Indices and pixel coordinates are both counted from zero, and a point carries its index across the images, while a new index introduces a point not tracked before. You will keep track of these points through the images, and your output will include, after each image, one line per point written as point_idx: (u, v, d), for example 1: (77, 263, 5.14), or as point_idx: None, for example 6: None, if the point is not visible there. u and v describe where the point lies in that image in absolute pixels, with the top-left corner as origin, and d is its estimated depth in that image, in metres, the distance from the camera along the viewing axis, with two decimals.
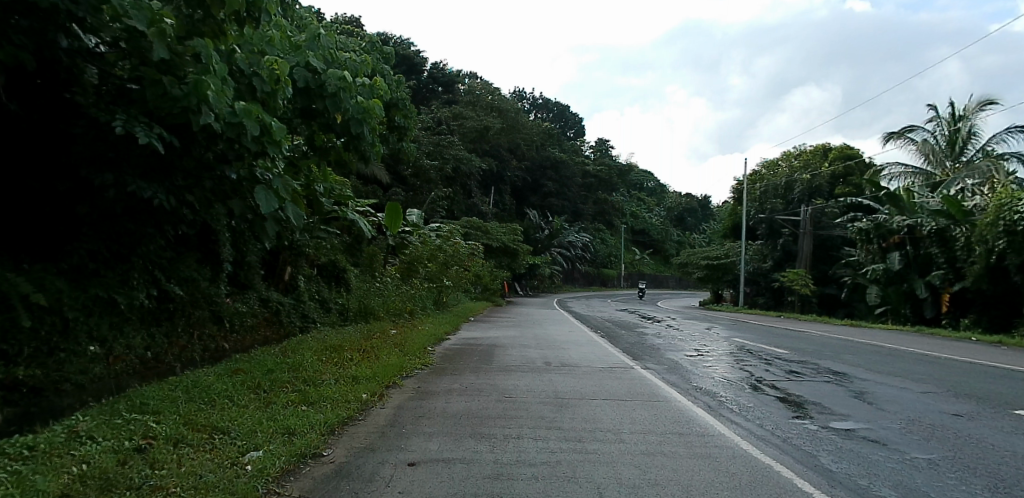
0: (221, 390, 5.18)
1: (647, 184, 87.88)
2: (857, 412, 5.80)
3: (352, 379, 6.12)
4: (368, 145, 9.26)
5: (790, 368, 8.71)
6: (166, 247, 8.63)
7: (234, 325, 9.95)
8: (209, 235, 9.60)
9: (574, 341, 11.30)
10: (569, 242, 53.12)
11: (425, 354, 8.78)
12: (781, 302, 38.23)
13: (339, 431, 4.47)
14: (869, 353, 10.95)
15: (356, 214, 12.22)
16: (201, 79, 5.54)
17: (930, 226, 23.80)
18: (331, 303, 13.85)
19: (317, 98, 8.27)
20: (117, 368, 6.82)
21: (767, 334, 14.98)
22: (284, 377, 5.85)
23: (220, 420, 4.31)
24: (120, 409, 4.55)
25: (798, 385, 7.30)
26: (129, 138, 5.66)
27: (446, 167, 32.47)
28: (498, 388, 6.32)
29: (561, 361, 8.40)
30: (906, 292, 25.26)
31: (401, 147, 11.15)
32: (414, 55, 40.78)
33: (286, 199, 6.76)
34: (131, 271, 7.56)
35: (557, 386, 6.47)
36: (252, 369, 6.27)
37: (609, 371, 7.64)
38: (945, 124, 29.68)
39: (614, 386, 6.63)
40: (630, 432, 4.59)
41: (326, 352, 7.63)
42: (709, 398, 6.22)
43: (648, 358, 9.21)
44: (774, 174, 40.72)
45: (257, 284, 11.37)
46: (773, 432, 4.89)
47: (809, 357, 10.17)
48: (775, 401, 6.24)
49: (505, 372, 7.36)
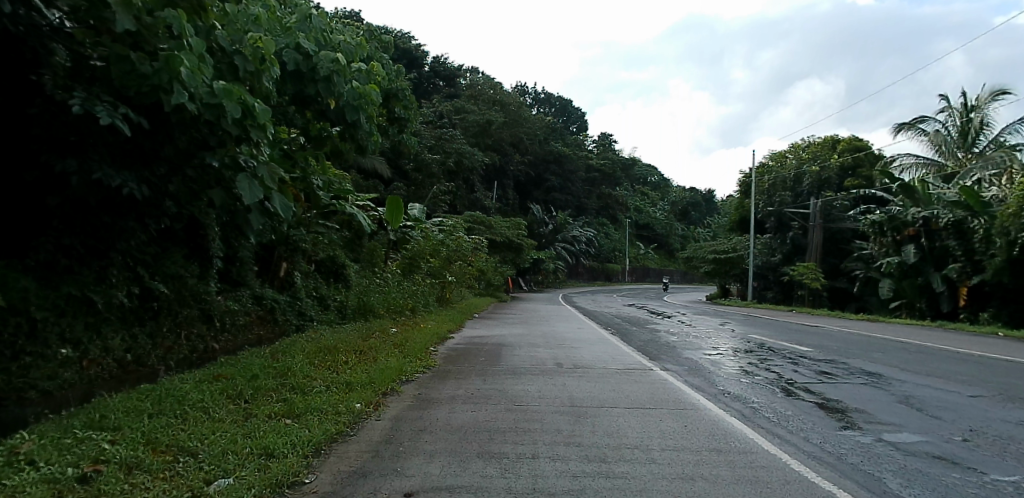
0: (196, 400, 4.57)
1: (650, 179, 87.18)
2: (911, 422, 5.18)
3: (345, 385, 5.51)
4: (366, 135, 8.68)
5: (820, 369, 8.08)
6: (151, 242, 8.07)
7: (225, 323, 9.39)
8: (196, 229, 9.04)
9: (584, 340, 10.67)
10: (573, 236, 52.41)
11: (427, 356, 8.19)
12: (790, 296, 37.58)
13: (326, 450, 3.85)
14: (898, 351, 10.31)
15: (355, 209, 11.70)
16: (174, 55, 4.97)
17: (948, 218, 23.27)
18: (329, 300, 13.27)
19: (309, 82, 7.68)
20: (90, 373, 6.27)
21: (784, 329, 14.34)
22: (269, 384, 5.25)
23: (188, 438, 3.69)
24: (75, 424, 3.94)
25: (834, 390, 6.68)
26: (93, 120, 5.07)
27: (448, 161, 31.78)
28: (506, 394, 5.70)
29: (573, 363, 7.79)
30: (922, 286, 24.64)
31: (401, 139, 10.55)
32: (414, 48, 39.83)
33: (272, 188, 6.17)
34: (109, 267, 7.02)
35: (572, 391, 5.86)
36: (236, 374, 5.69)
37: (625, 374, 7.03)
38: (957, 114, 28.90)
39: (635, 391, 6.02)
40: (661, 449, 3.98)
41: (320, 354, 7.04)
42: (742, 405, 5.61)
43: (665, 359, 8.58)
44: (782, 167, 39.96)
45: (251, 281, 10.79)
46: (823, 448, 4.28)
47: (836, 355, 9.55)
48: (816, 409, 5.61)
49: (513, 376, 6.74)
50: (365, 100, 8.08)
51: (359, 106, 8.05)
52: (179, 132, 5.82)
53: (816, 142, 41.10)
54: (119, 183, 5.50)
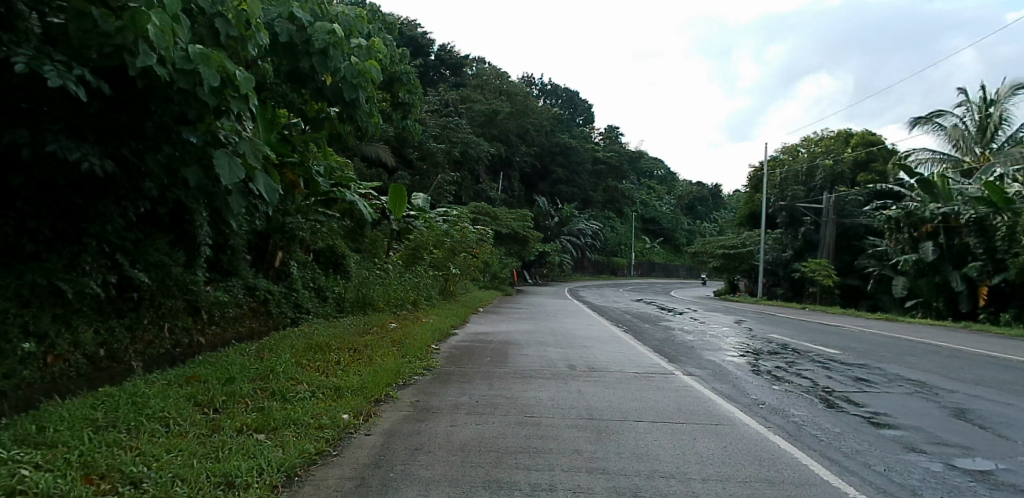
0: (157, 409, 3.93)
1: (658, 173, 86.15)
2: (980, 443, 4.53)
3: (334, 392, 4.86)
4: (365, 116, 8.01)
5: (856, 376, 7.41)
6: (131, 227, 7.46)
7: (213, 316, 8.76)
8: (182, 214, 8.41)
9: (596, 338, 10.04)
10: (579, 229, 51.65)
11: (427, 355, 7.53)
12: (801, 293, 36.78)
13: (303, 477, 3.21)
14: (934, 355, 9.60)
15: (356, 197, 11.51)
16: (141, 10, 4.31)
17: (970, 214, 22.14)
18: (327, 292, 12.59)
19: (302, 56, 6.96)
20: (55, 370, 5.61)
21: (804, 329, 13.66)
22: (245, 389, 4.60)
23: (134, 462, 3.03)
24: (4, 439, 3.29)
25: (878, 400, 6.03)
26: (42, 81, 4.48)
27: (453, 150, 31.02)
28: (516, 404, 5.04)
29: (587, 365, 7.12)
30: (940, 285, 23.87)
31: (405, 126, 9.91)
32: (421, 36, 39.07)
33: (256, 167, 5.65)
34: (82, 254, 6.42)
35: (589, 401, 5.19)
36: (212, 375, 5.05)
37: (645, 379, 6.35)
38: (976, 109, 28.18)
39: (659, 399, 5.37)
40: (701, 480, 3.33)
41: (309, 352, 6.40)
42: (783, 420, 4.95)
43: (686, 361, 7.91)
44: (794, 160, 39.10)
45: (244, 271, 10.19)
46: (892, 480, 3.62)
47: (870, 360, 8.86)
48: (866, 425, 4.95)
49: (521, 380, 6.08)
50: (363, 77, 7.41)
51: (358, 85, 7.39)
52: (154, 104, 5.25)
53: (829, 136, 40.16)
54: (79, 157, 4.92)
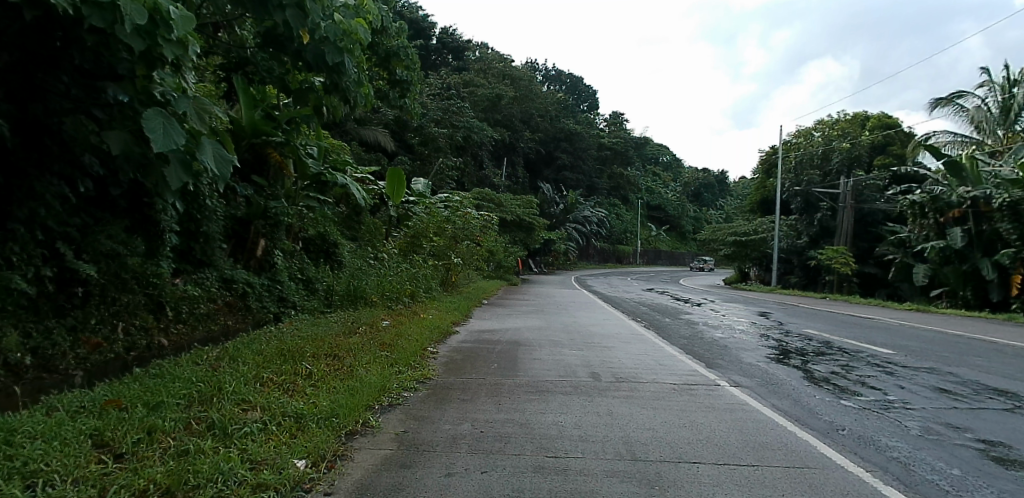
0: (30, 457, 2.79)
1: (663, 158, 84.52)
2: None
3: (293, 421, 3.73)
4: (354, 86, 6.59)
5: (934, 385, 6.22)
6: (75, 210, 6.20)
7: (181, 313, 7.61)
8: (141, 196, 7.06)
9: (618, 337, 8.82)
10: (584, 217, 50.18)
11: (421, 362, 6.42)
12: (816, 281, 35.45)
13: None
14: (1005, 355, 8.37)
15: (347, 179, 10.68)
16: None
17: (1002, 198, 20.58)
18: (316, 284, 11.38)
19: (273, 8, 5.40)
20: None
21: (839, 323, 12.47)
22: (167, 422, 3.43)
23: None
24: None
25: (977, 421, 4.85)
26: None
27: (456, 135, 29.72)
28: (535, 435, 3.86)
29: (615, 375, 5.92)
30: (967, 273, 22.55)
31: (404, 106, 8.61)
32: (422, 18, 37.67)
33: (202, 132, 4.66)
34: (7, 242, 5.11)
35: (626, 429, 4.04)
36: (137, 399, 3.89)
37: (688, 393, 5.18)
38: (999, 90, 26.66)
39: (716, 426, 4.18)
40: None
41: (276, 362, 5.24)
42: (883, 458, 3.78)
43: (725, 367, 6.73)
44: (809, 144, 37.62)
45: (220, 261, 8.99)
46: None
47: (934, 363, 7.66)
48: (991, 464, 3.79)
49: (536, 398, 4.89)
50: (349, 39, 6.12)
51: (343, 48, 6.01)
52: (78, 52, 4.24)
53: (845, 119, 38.65)
54: None
